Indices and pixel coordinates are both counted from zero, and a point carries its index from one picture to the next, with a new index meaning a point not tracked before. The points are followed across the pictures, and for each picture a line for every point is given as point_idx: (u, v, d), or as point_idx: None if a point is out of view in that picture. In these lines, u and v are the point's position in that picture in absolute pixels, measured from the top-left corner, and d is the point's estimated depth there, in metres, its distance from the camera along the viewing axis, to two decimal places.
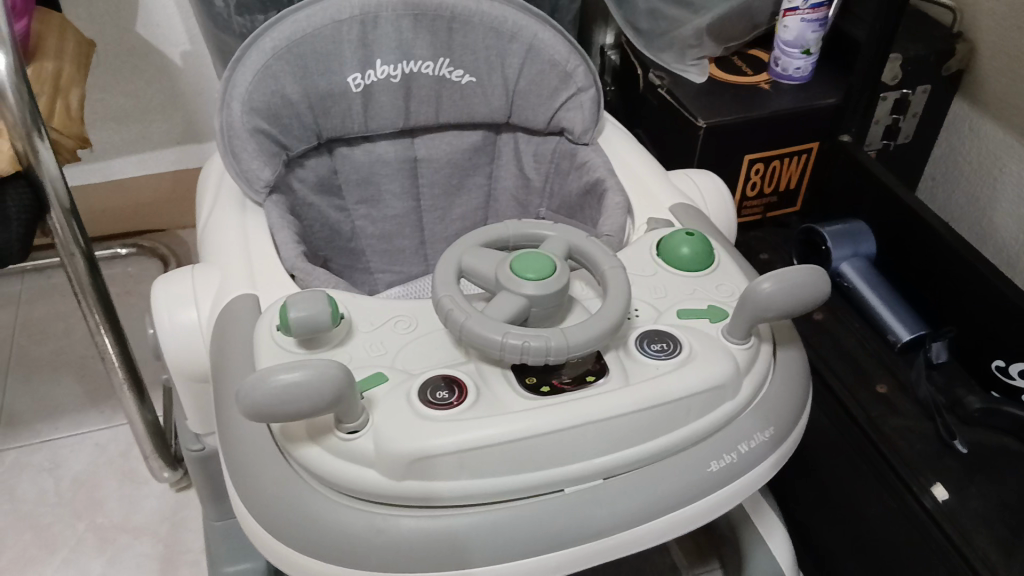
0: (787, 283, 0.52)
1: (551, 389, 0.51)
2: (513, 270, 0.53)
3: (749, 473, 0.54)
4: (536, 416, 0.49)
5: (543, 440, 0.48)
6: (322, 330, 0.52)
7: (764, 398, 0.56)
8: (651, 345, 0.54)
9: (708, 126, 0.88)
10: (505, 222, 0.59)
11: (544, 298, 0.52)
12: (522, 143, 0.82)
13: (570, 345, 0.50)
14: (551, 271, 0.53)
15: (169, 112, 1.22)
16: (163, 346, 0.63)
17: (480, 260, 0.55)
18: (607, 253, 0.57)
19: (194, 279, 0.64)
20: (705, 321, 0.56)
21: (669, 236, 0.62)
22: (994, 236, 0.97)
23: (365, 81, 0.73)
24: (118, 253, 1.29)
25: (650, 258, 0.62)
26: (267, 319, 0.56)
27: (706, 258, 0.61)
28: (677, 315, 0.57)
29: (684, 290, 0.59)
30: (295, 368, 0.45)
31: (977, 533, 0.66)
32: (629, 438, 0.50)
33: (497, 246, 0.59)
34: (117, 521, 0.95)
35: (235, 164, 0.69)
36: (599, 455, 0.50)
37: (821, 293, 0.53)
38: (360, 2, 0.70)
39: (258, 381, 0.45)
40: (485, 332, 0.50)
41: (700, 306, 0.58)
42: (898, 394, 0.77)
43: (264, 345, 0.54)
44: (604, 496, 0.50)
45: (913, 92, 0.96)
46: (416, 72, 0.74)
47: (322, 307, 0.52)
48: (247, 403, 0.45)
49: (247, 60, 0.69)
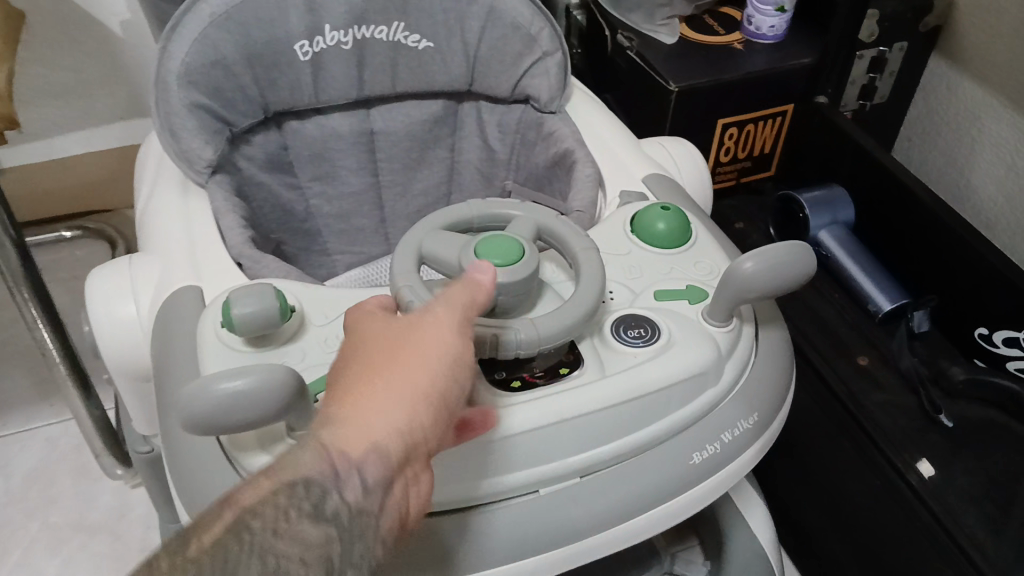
0: (771, 262, 0.48)
1: (522, 384, 0.48)
2: (478, 255, 0.49)
3: (733, 463, 0.51)
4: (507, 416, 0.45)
5: (515, 441, 0.45)
6: (272, 326, 0.48)
7: (747, 383, 0.52)
8: (627, 331, 0.50)
9: (679, 91, 0.84)
10: (468, 202, 0.55)
11: (512, 286, 0.49)
12: (485, 112, 0.78)
13: (541, 337, 0.46)
14: (520, 255, 0.49)
15: (112, 85, 1.16)
16: (101, 344, 0.58)
17: (441, 245, 0.51)
18: (579, 234, 0.53)
19: (132, 271, 0.59)
20: (683, 302, 0.53)
21: (644, 211, 0.58)
22: (971, 198, 0.95)
23: (314, 49, 0.67)
24: (63, 236, 1.22)
25: (624, 236, 0.58)
26: (209, 316, 0.52)
27: (682, 233, 0.57)
28: (654, 296, 0.53)
29: (660, 269, 0.56)
30: (244, 377, 0.41)
31: (964, 510, 0.64)
32: (606, 436, 0.47)
33: (460, 228, 0.54)
34: (70, 519, 0.91)
35: (174, 144, 0.63)
36: (576, 453, 0.46)
37: (807, 269, 0.49)
38: None
39: (198, 396, 0.41)
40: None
41: (677, 286, 0.54)
42: (879, 366, 0.74)
43: (208, 346, 0.50)
44: (582, 496, 0.47)
45: (889, 50, 0.93)
46: (369, 38, 0.69)
47: (270, 302, 0.48)
48: (187, 416, 0.41)
49: (183, 28, 0.63)
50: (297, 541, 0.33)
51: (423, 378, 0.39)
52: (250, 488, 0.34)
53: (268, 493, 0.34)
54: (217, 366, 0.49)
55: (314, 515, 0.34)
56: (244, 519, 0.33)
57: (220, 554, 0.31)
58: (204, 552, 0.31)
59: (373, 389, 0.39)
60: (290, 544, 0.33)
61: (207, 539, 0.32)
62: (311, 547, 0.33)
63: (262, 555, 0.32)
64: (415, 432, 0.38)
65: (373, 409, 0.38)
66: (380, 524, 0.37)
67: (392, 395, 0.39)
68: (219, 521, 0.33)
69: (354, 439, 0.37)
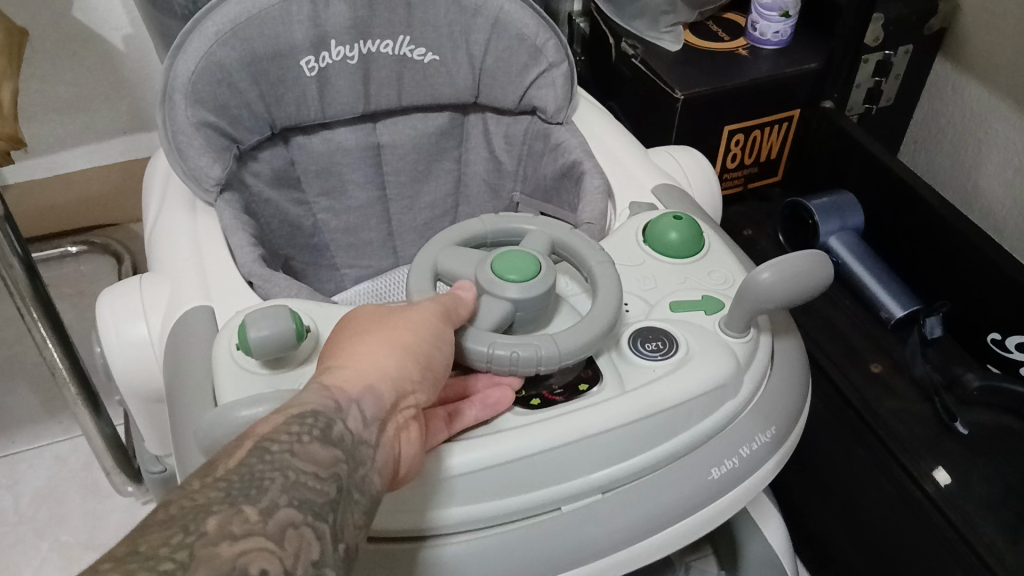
0: (789, 270, 0.48)
1: (542, 401, 0.48)
2: (494, 271, 0.49)
3: (752, 478, 0.50)
4: (529, 435, 0.45)
5: (535, 459, 0.45)
6: (286, 346, 0.48)
7: (765, 396, 0.52)
8: (644, 344, 0.50)
9: (686, 98, 0.84)
10: (482, 217, 0.55)
11: (528, 301, 0.49)
12: (491, 124, 0.78)
13: (562, 354, 0.46)
14: (536, 271, 0.50)
15: (115, 100, 1.16)
16: (113, 365, 0.58)
17: (457, 261, 0.51)
18: (593, 247, 0.53)
19: (143, 291, 0.59)
20: (700, 313, 0.53)
21: (656, 220, 0.58)
22: (979, 201, 0.95)
23: (320, 65, 0.67)
24: (68, 252, 1.23)
25: (637, 247, 0.58)
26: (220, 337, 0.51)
27: (694, 243, 0.57)
28: (670, 307, 0.53)
29: (675, 280, 0.55)
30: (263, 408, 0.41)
31: (983, 517, 0.63)
32: (626, 452, 0.47)
33: (474, 244, 0.55)
34: (81, 538, 0.90)
35: (182, 162, 0.63)
36: (594, 470, 0.46)
37: (825, 277, 0.49)
38: None
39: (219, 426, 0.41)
40: (470, 345, 0.47)
41: (693, 296, 0.54)
42: (893, 374, 0.74)
43: (222, 364, 0.50)
44: (600, 513, 0.46)
45: (895, 53, 0.93)
46: (374, 52, 0.68)
47: (285, 322, 0.47)
48: (208, 443, 0.41)
49: (189, 48, 0.63)
50: (308, 459, 0.35)
51: (404, 336, 0.43)
52: (265, 421, 0.36)
53: (281, 421, 0.36)
54: (231, 386, 0.48)
55: (323, 440, 0.36)
56: (263, 441, 0.34)
57: (244, 470, 0.33)
58: (230, 472, 0.32)
59: (364, 348, 0.42)
60: (304, 461, 0.34)
61: (231, 465, 0.33)
62: (322, 464, 0.35)
63: (284, 468, 0.33)
64: (401, 390, 0.41)
65: (361, 360, 0.41)
66: (376, 455, 0.38)
67: (378, 348, 0.42)
68: (238, 448, 0.34)
69: (347, 383, 0.39)
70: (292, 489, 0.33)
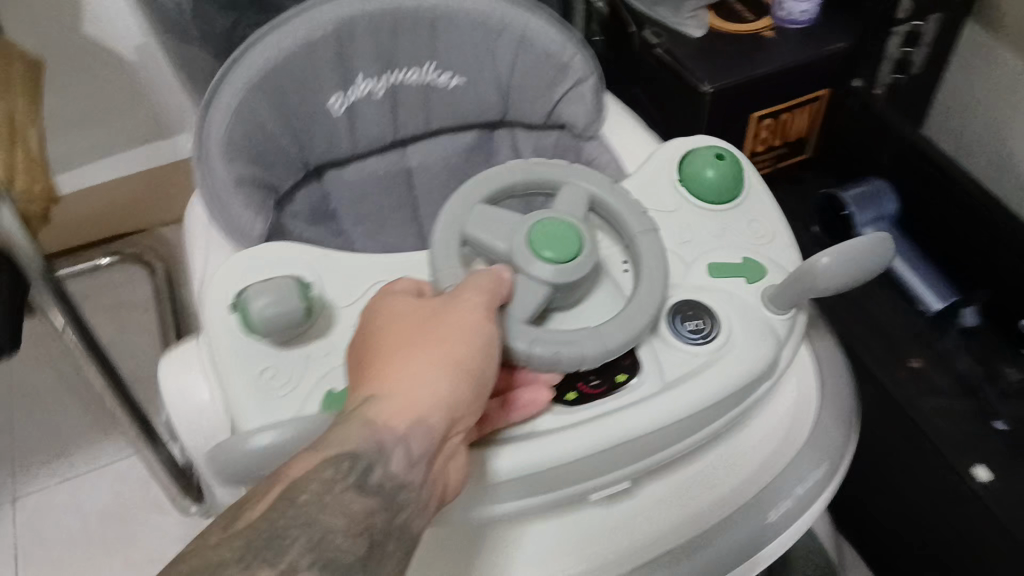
0: (848, 253, 0.53)
1: (578, 396, 0.53)
2: (531, 246, 0.53)
3: (807, 511, 0.58)
4: (575, 437, 0.51)
5: (589, 460, 0.51)
6: (280, 323, 0.55)
7: (818, 431, 0.59)
8: (684, 323, 0.56)
9: (716, 91, 0.83)
10: (514, 166, 0.59)
11: (560, 278, 0.53)
12: (521, 140, 0.76)
13: (608, 347, 0.52)
14: (574, 253, 0.54)
15: (132, 109, 1.16)
16: (180, 428, 0.60)
17: (494, 231, 0.55)
18: (636, 213, 0.58)
19: (201, 355, 0.60)
20: (742, 281, 0.59)
21: (698, 157, 0.63)
22: (1011, 172, 0.94)
23: (348, 101, 0.66)
24: (99, 264, 1.21)
25: (673, 187, 0.63)
26: (220, 300, 0.59)
27: (725, 187, 0.62)
28: (707, 271, 0.59)
29: (711, 232, 0.61)
30: (275, 431, 0.49)
31: (1018, 510, 0.67)
32: (668, 441, 0.54)
33: (508, 190, 0.59)
34: (153, 552, 0.96)
35: (226, 218, 0.65)
36: (636, 462, 0.53)
37: (881, 261, 0.53)
38: (333, 15, 0.63)
39: (236, 446, 0.49)
40: (511, 340, 0.51)
41: (735, 259, 0.60)
42: (932, 368, 0.77)
43: (216, 323, 0.58)
44: (677, 540, 0.56)
45: (924, 22, 0.89)
46: (401, 82, 0.68)
47: (281, 303, 0.54)
48: (226, 465, 0.49)
49: (218, 100, 0.63)
50: (342, 508, 0.41)
51: (461, 352, 0.46)
52: (296, 462, 0.42)
53: (316, 465, 0.41)
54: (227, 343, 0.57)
55: (361, 484, 0.41)
56: (294, 489, 0.40)
57: (272, 520, 0.39)
58: (257, 522, 0.39)
59: (418, 363, 0.45)
60: (334, 515, 0.40)
61: (256, 514, 0.40)
62: (356, 518, 0.41)
63: (310, 527, 0.39)
64: (449, 411, 0.45)
65: (414, 384, 0.45)
66: (420, 491, 0.44)
67: (430, 368, 0.45)
68: (269, 495, 0.41)
69: (395, 417, 0.43)
70: (318, 547, 0.39)
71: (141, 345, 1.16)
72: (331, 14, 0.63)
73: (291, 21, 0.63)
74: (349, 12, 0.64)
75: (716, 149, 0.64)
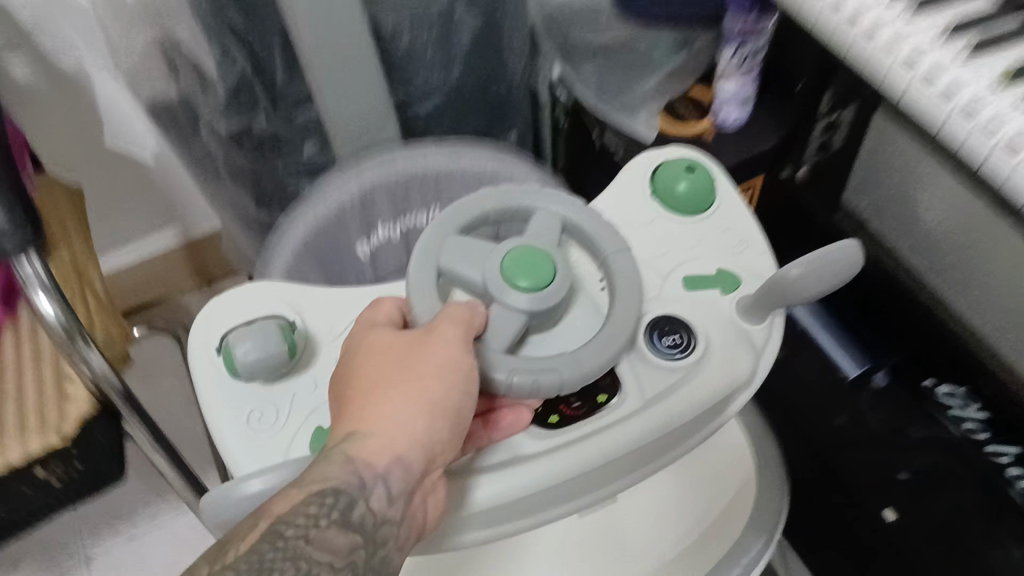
0: (813, 266, 0.62)
1: (560, 417, 0.62)
2: (506, 277, 0.62)
3: None
4: (547, 462, 0.59)
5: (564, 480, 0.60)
6: (261, 358, 0.64)
7: None
8: (665, 339, 0.66)
9: None
10: (485, 194, 0.67)
11: (533, 305, 0.61)
12: None
13: (585, 370, 0.60)
14: (547, 281, 0.62)
15: (148, 198, 1.28)
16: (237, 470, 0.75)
17: (471, 266, 0.63)
18: (603, 231, 0.67)
19: None
20: (718, 291, 0.68)
21: (670, 172, 0.71)
22: None
23: (372, 246, 0.80)
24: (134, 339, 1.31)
25: (647, 201, 0.72)
26: (209, 347, 0.67)
27: (697, 198, 0.71)
28: (685, 283, 0.68)
29: (685, 244, 0.70)
30: (263, 478, 0.58)
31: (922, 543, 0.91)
32: (628, 463, 0.63)
33: (482, 215, 0.67)
34: None
35: None
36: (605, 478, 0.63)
37: (847, 270, 0.62)
38: (357, 184, 0.77)
39: (228, 491, 0.58)
40: (494, 371, 0.60)
41: (709, 271, 0.69)
42: (853, 425, 0.95)
43: (205, 369, 0.66)
44: None
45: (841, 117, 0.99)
46: (413, 227, 0.81)
47: (259, 350, 0.63)
48: (223, 510, 0.57)
49: (271, 265, 0.76)
50: (324, 545, 0.50)
51: (435, 394, 0.56)
52: (282, 500, 0.51)
53: (300, 501, 0.51)
54: (215, 387, 0.65)
55: (342, 520, 0.51)
56: (279, 525, 0.49)
57: (257, 557, 0.47)
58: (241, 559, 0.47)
59: (396, 411, 0.56)
60: (320, 551, 0.49)
61: (244, 548, 0.48)
62: (338, 553, 0.50)
63: (297, 558, 0.48)
64: (423, 448, 0.56)
65: (391, 431, 0.55)
66: (398, 528, 0.54)
67: (409, 416, 0.56)
68: (256, 530, 0.49)
69: (374, 455, 0.54)
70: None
71: (180, 407, 1.33)
72: (356, 184, 0.77)
73: (323, 193, 0.77)
74: (370, 181, 0.78)
75: (687, 161, 0.72)
